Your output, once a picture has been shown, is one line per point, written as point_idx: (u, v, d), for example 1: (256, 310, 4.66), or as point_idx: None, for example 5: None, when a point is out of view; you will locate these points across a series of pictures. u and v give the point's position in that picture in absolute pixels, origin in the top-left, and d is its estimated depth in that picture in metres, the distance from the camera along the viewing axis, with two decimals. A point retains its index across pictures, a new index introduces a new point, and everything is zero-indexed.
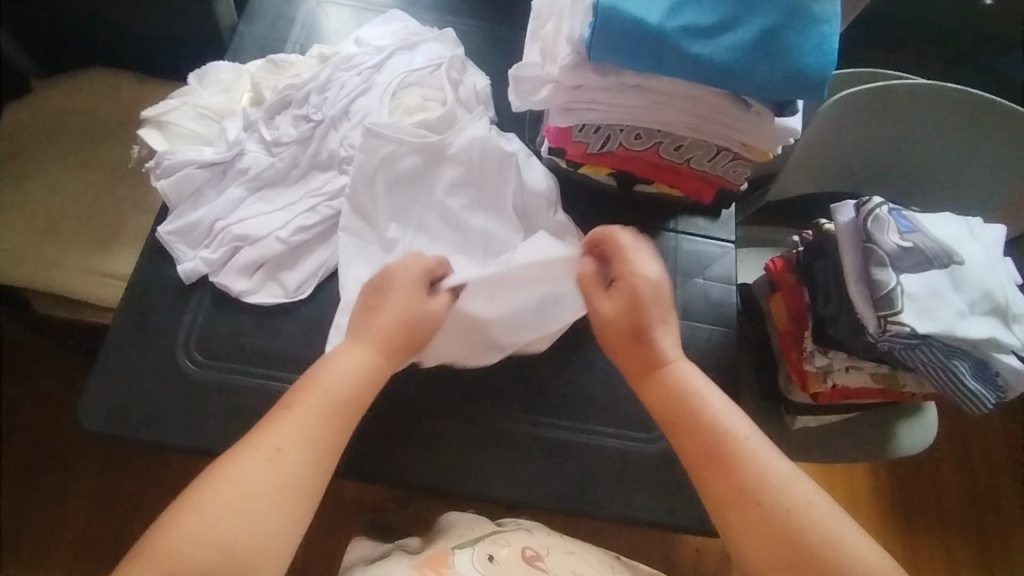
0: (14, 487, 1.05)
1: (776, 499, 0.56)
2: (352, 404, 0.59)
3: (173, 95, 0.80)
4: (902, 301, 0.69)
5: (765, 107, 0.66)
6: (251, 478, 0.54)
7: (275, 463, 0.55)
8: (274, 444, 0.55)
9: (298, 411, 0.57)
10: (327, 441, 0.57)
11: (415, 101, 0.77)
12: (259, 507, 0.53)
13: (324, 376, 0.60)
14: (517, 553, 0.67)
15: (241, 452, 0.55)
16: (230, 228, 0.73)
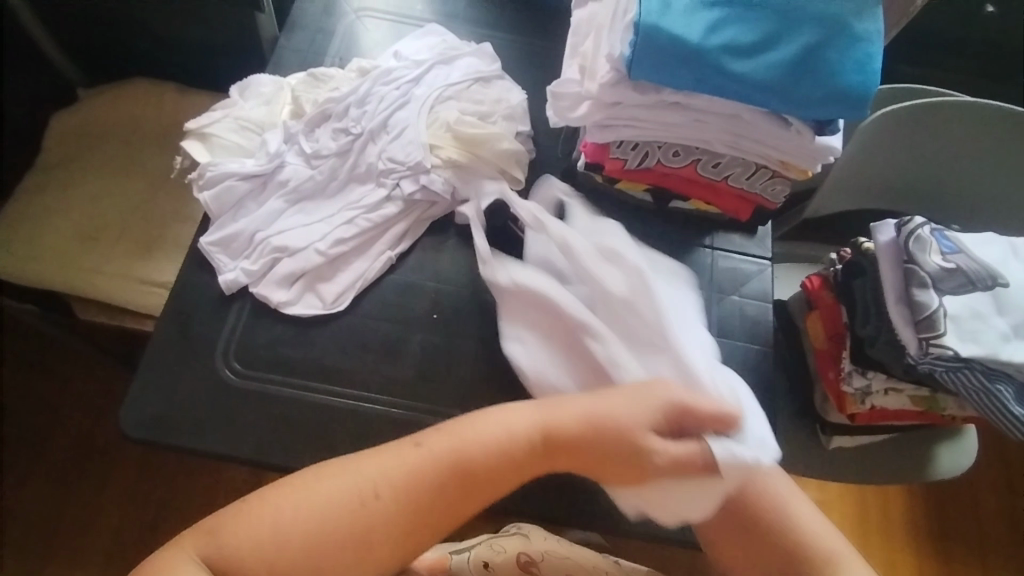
0: (51, 487, 1.07)
1: (747, 495, 0.58)
2: (482, 473, 0.54)
3: (215, 107, 0.82)
4: (944, 324, 0.68)
5: (806, 126, 0.65)
6: (351, 506, 0.51)
7: (375, 503, 0.52)
8: (383, 485, 0.52)
9: (421, 451, 0.54)
10: (437, 501, 0.53)
11: (453, 115, 0.77)
12: (343, 537, 0.51)
13: (482, 423, 0.55)
14: (512, 558, 0.71)
15: (349, 463, 0.53)
16: (271, 239, 0.74)
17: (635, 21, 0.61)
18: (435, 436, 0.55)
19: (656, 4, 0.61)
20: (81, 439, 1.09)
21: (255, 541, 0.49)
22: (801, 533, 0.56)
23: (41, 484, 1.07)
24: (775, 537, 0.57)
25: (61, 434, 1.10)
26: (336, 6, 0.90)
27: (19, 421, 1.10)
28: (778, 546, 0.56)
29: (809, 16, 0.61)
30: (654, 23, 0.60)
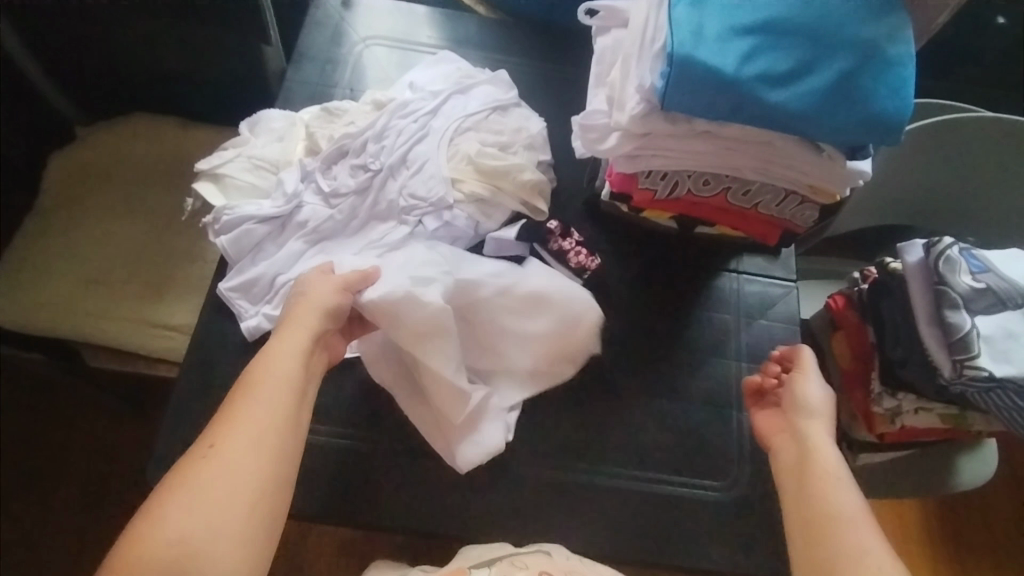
0: (59, 530, 1.04)
1: (840, 517, 0.58)
2: (292, 388, 0.58)
3: (227, 145, 0.80)
4: (979, 345, 0.67)
5: (837, 150, 0.62)
6: (209, 477, 0.52)
7: (218, 459, 0.53)
8: (225, 448, 0.53)
9: (242, 403, 0.56)
10: (281, 427, 0.56)
11: (473, 147, 0.76)
12: (215, 499, 0.51)
13: (260, 369, 0.59)
14: None
15: (182, 463, 0.53)
16: (292, 282, 0.72)
17: (668, 52, 0.59)
18: (240, 394, 0.57)
19: (689, 33, 0.60)
20: (89, 484, 1.06)
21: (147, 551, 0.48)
22: (834, 455, 0.63)
23: (47, 531, 1.04)
24: (806, 465, 0.62)
25: (68, 480, 1.07)
26: (344, 37, 0.88)
27: (27, 465, 1.07)
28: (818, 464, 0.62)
29: (842, 44, 0.60)
30: (688, 54, 0.58)
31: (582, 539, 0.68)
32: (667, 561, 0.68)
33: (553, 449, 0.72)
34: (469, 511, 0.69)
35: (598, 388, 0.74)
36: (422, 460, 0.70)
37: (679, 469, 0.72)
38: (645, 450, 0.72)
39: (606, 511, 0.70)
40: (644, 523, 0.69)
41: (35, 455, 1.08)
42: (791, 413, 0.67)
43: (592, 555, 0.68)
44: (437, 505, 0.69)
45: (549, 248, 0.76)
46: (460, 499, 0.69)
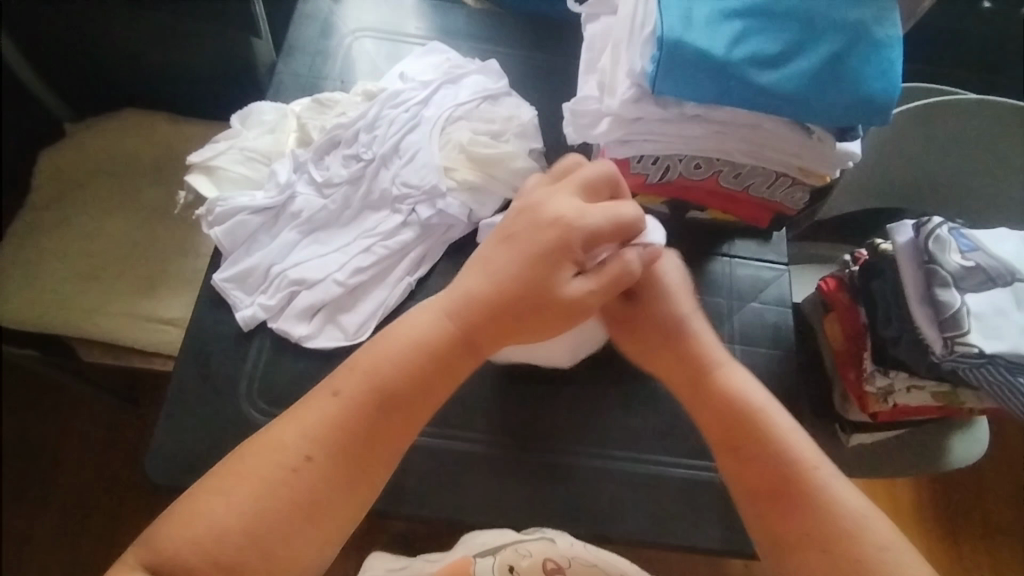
0: (58, 526, 1.04)
1: (848, 546, 0.55)
2: (384, 395, 0.55)
3: (219, 137, 0.80)
4: (969, 321, 0.68)
5: (827, 133, 0.64)
6: (277, 467, 0.53)
7: (306, 471, 0.53)
8: (317, 460, 0.53)
9: (333, 406, 0.55)
10: (365, 446, 0.54)
11: (465, 135, 0.77)
12: (290, 510, 0.52)
13: (366, 360, 0.56)
14: (537, 565, 0.63)
15: (267, 452, 0.53)
16: (287, 272, 0.73)
17: (658, 36, 0.60)
18: (339, 387, 0.55)
19: (678, 17, 0.60)
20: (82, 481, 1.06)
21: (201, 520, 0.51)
22: (790, 441, 0.60)
23: (47, 527, 1.04)
24: (723, 399, 0.62)
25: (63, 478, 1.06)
26: (333, 29, 0.88)
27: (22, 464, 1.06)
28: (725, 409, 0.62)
29: (829, 26, 0.61)
30: (677, 38, 0.59)
31: (580, 520, 0.69)
32: (666, 539, 0.69)
33: (551, 433, 0.72)
34: (470, 494, 0.69)
35: (594, 372, 0.75)
36: (419, 446, 0.71)
37: (676, 451, 0.73)
38: (642, 432, 0.73)
39: (604, 493, 0.70)
40: (642, 503, 0.70)
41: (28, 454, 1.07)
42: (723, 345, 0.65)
43: (591, 535, 0.69)
44: (438, 489, 0.69)
45: None
46: (456, 485, 0.70)
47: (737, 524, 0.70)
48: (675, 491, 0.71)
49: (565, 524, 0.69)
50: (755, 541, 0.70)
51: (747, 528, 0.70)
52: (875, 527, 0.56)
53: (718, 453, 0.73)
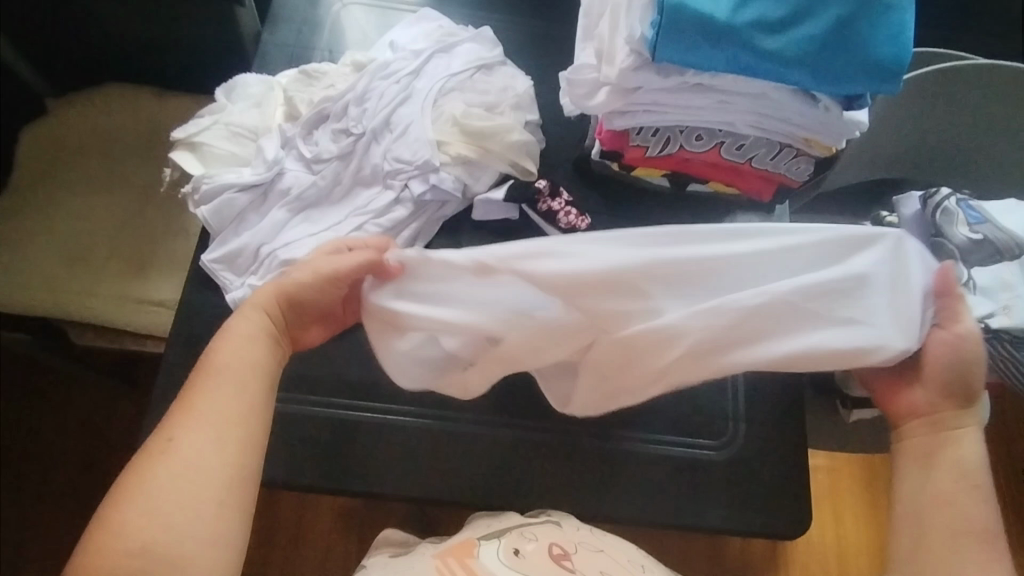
0: (48, 510, 1.01)
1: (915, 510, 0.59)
2: (248, 375, 0.56)
3: (202, 112, 0.77)
4: (975, 297, 0.67)
5: (834, 101, 0.61)
6: (181, 463, 0.51)
7: (190, 445, 0.52)
8: (188, 439, 0.52)
9: (195, 394, 0.54)
10: (238, 416, 0.54)
11: (458, 108, 0.74)
12: (180, 491, 0.50)
13: (215, 357, 0.57)
14: (543, 549, 0.60)
15: (145, 452, 0.52)
16: (277, 252, 0.70)
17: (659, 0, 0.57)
18: (191, 388, 0.55)
19: None
20: (68, 462, 1.03)
21: (117, 530, 0.48)
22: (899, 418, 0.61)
23: (39, 511, 1.01)
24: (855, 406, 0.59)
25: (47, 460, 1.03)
26: None
27: (12, 448, 1.04)
28: (942, 453, 0.59)
29: None
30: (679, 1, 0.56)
31: (578, 499, 0.69)
32: (664, 518, 0.69)
33: (550, 414, 0.71)
34: (467, 476, 0.69)
35: None
36: (415, 428, 0.70)
37: (676, 429, 0.72)
38: (641, 411, 0.72)
39: (604, 473, 0.70)
40: (640, 483, 0.70)
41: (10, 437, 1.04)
42: (951, 402, 0.59)
43: (590, 514, 0.69)
44: (435, 472, 0.69)
45: (538, 209, 0.74)
46: (453, 467, 0.69)
47: (737, 502, 0.70)
48: (675, 471, 0.70)
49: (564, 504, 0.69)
50: (753, 518, 0.70)
51: (746, 507, 0.70)
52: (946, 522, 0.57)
53: (718, 432, 0.72)
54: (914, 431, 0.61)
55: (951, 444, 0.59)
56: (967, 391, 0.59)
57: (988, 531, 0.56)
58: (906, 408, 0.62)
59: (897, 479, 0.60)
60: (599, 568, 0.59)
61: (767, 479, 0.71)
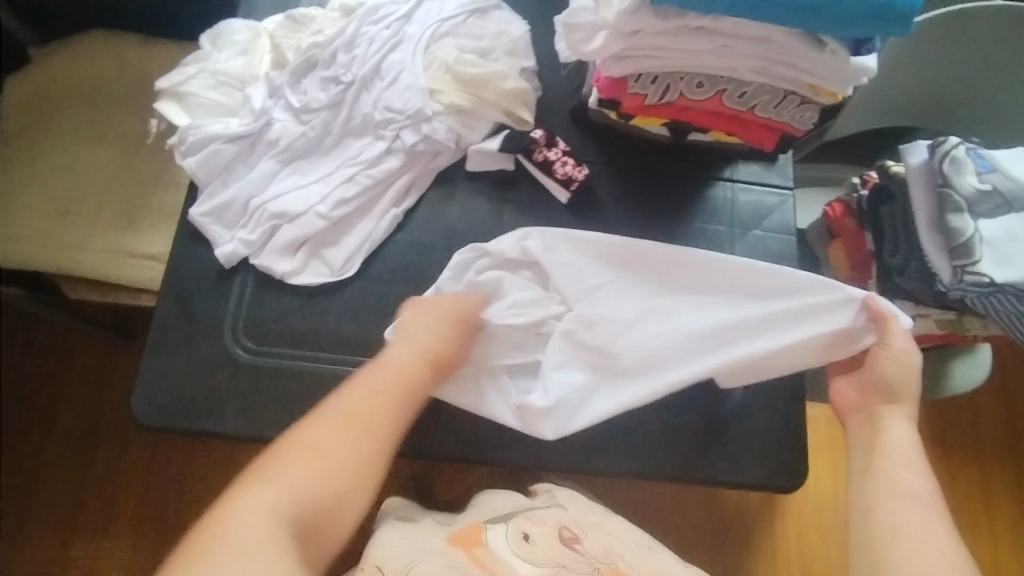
0: (46, 463, 1.01)
1: (876, 503, 0.56)
2: (416, 380, 0.58)
3: (187, 60, 0.74)
4: (981, 250, 0.65)
5: (841, 45, 0.57)
6: (324, 450, 0.52)
7: (363, 428, 0.53)
8: (378, 414, 0.55)
9: (376, 381, 0.56)
10: (404, 403, 0.56)
11: (450, 53, 0.71)
12: (347, 461, 0.52)
13: (390, 354, 0.59)
14: (553, 532, 0.61)
15: (314, 416, 0.54)
16: (267, 205, 0.69)
17: None
18: (360, 376, 0.57)
19: None
20: (67, 415, 1.03)
21: (240, 516, 0.46)
22: (896, 442, 0.59)
23: (40, 463, 1.01)
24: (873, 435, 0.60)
25: (43, 416, 1.03)
26: None
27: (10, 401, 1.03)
28: (876, 436, 0.60)
29: None
30: None
31: (575, 453, 0.69)
32: (660, 471, 0.69)
33: None
34: (463, 432, 0.69)
35: None
36: None
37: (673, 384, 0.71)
38: None
39: (600, 427, 0.70)
40: (636, 438, 0.70)
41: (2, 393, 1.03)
42: (877, 395, 0.62)
43: (586, 468, 0.69)
44: (432, 427, 0.69)
45: (534, 160, 0.73)
46: (451, 423, 0.69)
47: (732, 455, 0.70)
48: (672, 426, 0.70)
49: (560, 457, 0.69)
50: (747, 471, 0.70)
51: (741, 460, 0.70)
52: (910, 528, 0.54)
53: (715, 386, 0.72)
54: (857, 421, 0.62)
55: (876, 430, 0.61)
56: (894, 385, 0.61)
57: (907, 495, 0.56)
58: (841, 399, 0.64)
59: (856, 466, 0.60)
60: (607, 548, 0.61)
61: (765, 433, 0.71)
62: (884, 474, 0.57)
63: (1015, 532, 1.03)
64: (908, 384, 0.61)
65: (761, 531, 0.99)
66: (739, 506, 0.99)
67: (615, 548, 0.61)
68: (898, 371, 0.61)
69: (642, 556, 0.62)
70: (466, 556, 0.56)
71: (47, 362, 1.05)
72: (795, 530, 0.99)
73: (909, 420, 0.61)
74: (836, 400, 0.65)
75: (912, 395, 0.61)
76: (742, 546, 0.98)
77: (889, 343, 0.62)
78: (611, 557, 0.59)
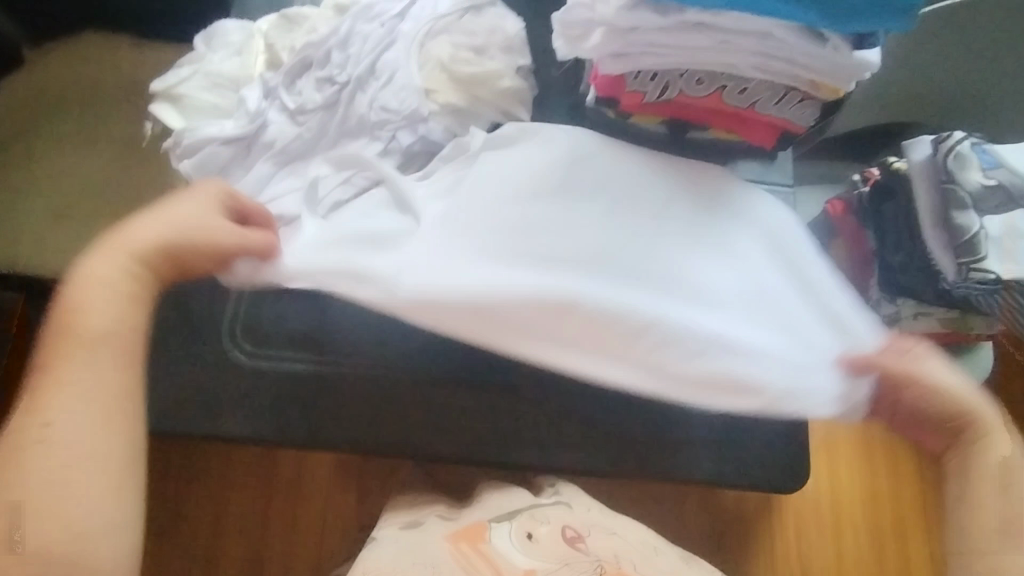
0: None
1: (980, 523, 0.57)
2: (114, 347, 0.54)
3: (181, 61, 0.74)
4: (986, 247, 0.65)
5: (843, 40, 0.57)
6: (67, 440, 0.50)
7: (65, 424, 0.50)
8: (62, 381, 0.52)
9: (76, 366, 0.53)
10: (108, 397, 0.53)
11: (445, 52, 0.71)
12: (59, 468, 0.49)
13: (79, 297, 0.55)
14: (555, 531, 0.65)
15: (29, 408, 0.51)
16: (264, 208, 0.69)
17: None
18: (64, 349, 0.53)
19: None
20: None
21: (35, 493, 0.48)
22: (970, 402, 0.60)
23: None
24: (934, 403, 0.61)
25: None
26: None
27: None
28: (974, 466, 0.59)
29: None
30: None
31: (575, 453, 0.69)
32: (662, 470, 0.69)
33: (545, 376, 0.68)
34: (465, 433, 0.69)
35: None
36: (406, 385, 0.68)
37: None
38: None
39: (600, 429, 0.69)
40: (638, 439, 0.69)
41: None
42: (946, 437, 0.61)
43: (588, 468, 0.69)
44: (432, 427, 0.69)
45: None
46: (448, 425, 0.68)
47: (733, 454, 0.70)
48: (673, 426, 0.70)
49: (560, 457, 0.69)
50: (747, 469, 0.70)
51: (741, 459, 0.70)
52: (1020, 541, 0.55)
53: None
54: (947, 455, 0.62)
55: (992, 485, 0.58)
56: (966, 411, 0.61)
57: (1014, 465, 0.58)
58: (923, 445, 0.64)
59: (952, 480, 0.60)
60: (612, 551, 0.64)
61: (766, 431, 0.71)
62: (1008, 505, 0.57)
63: None
64: (978, 403, 0.61)
65: (760, 529, 0.98)
66: (738, 506, 0.98)
67: (619, 552, 0.65)
68: (976, 401, 0.61)
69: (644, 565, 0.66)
70: (467, 559, 0.61)
71: None
72: (794, 527, 0.99)
73: (1003, 431, 0.60)
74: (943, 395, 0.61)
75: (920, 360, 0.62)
76: (742, 543, 0.98)
77: (914, 376, 0.61)
78: (614, 561, 0.64)
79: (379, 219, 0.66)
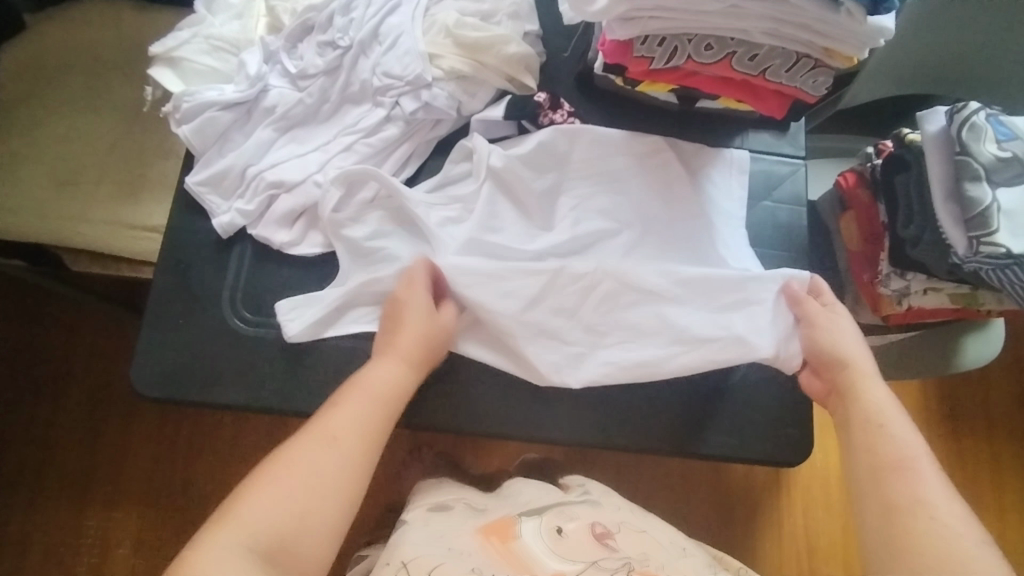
0: (59, 434, 1.02)
1: (901, 474, 0.54)
2: (389, 401, 0.59)
3: (181, 24, 0.72)
4: (998, 220, 0.63)
5: (858, 5, 0.54)
6: (310, 470, 0.53)
7: (337, 447, 0.55)
8: (331, 426, 0.56)
9: (349, 404, 0.58)
10: (371, 428, 0.57)
11: (451, 17, 0.69)
12: (330, 477, 0.53)
13: (359, 377, 0.60)
14: (584, 528, 0.58)
15: (301, 437, 0.55)
16: (264, 174, 0.68)
17: None
18: (341, 394, 0.58)
19: None
20: (75, 386, 1.03)
21: (245, 513, 0.50)
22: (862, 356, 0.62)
23: (53, 436, 1.02)
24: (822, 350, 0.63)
25: (53, 388, 1.03)
26: None
27: (17, 375, 1.03)
28: (852, 410, 0.59)
29: None
30: None
31: (578, 427, 0.68)
32: (666, 446, 0.68)
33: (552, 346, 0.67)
34: (468, 403, 0.68)
35: None
36: None
37: None
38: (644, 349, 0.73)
39: (603, 402, 0.69)
40: (642, 411, 0.69)
41: (9, 364, 1.04)
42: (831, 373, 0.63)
43: (591, 442, 0.69)
44: (434, 399, 0.68)
45: (540, 124, 0.71)
46: (450, 397, 0.68)
47: (737, 428, 0.69)
48: (678, 399, 0.69)
49: (563, 431, 0.68)
50: (751, 446, 0.69)
51: (746, 434, 0.69)
52: (933, 494, 0.52)
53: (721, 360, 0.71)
54: (835, 404, 0.62)
55: (870, 439, 0.57)
56: (845, 362, 0.62)
57: (883, 422, 0.57)
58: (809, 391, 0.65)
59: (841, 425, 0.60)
60: (641, 550, 0.57)
61: (769, 409, 0.70)
62: (870, 450, 0.56)
63: (1020, 507, 1.02)
64: (855, 353, 0.62)
65: (768, 505, 1.00)
66: (744, 484, 1.00)
67: (652, 553, 0.57)
68: (854, 350, 0.62)
69: (682, 560, 0.58)
70: (499, 555, 0.54)
71: (51, 333, 1.04)
72: (802, 506, 0.99)
73: (878, 382, 0.61)
74: (820, 349, 0.63)
75: (860, 347, 0.63)
76: (747, 521, 0.99)
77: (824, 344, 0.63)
78: (648, 560, 0.56)
79: (362, 197, 0.68)
